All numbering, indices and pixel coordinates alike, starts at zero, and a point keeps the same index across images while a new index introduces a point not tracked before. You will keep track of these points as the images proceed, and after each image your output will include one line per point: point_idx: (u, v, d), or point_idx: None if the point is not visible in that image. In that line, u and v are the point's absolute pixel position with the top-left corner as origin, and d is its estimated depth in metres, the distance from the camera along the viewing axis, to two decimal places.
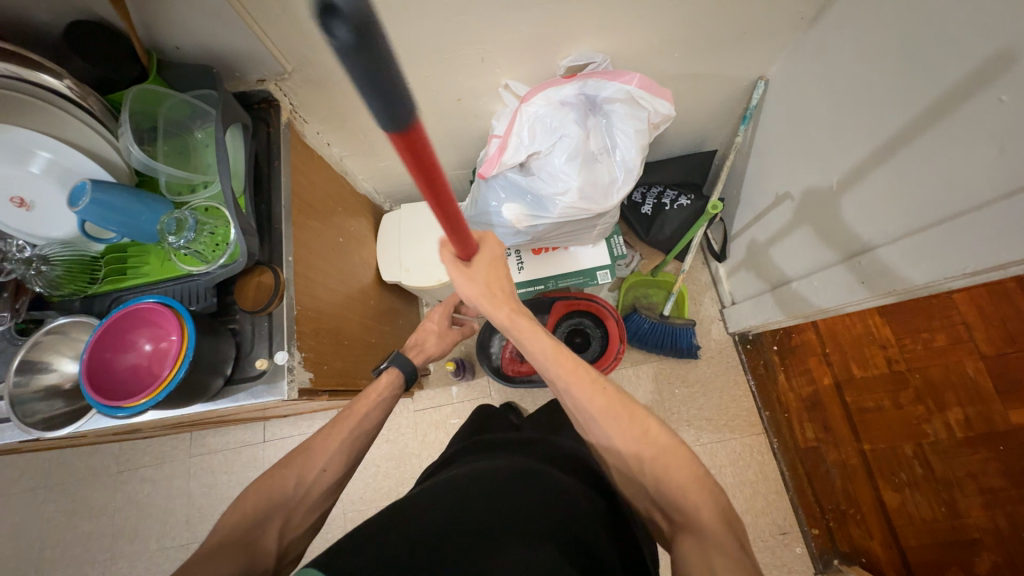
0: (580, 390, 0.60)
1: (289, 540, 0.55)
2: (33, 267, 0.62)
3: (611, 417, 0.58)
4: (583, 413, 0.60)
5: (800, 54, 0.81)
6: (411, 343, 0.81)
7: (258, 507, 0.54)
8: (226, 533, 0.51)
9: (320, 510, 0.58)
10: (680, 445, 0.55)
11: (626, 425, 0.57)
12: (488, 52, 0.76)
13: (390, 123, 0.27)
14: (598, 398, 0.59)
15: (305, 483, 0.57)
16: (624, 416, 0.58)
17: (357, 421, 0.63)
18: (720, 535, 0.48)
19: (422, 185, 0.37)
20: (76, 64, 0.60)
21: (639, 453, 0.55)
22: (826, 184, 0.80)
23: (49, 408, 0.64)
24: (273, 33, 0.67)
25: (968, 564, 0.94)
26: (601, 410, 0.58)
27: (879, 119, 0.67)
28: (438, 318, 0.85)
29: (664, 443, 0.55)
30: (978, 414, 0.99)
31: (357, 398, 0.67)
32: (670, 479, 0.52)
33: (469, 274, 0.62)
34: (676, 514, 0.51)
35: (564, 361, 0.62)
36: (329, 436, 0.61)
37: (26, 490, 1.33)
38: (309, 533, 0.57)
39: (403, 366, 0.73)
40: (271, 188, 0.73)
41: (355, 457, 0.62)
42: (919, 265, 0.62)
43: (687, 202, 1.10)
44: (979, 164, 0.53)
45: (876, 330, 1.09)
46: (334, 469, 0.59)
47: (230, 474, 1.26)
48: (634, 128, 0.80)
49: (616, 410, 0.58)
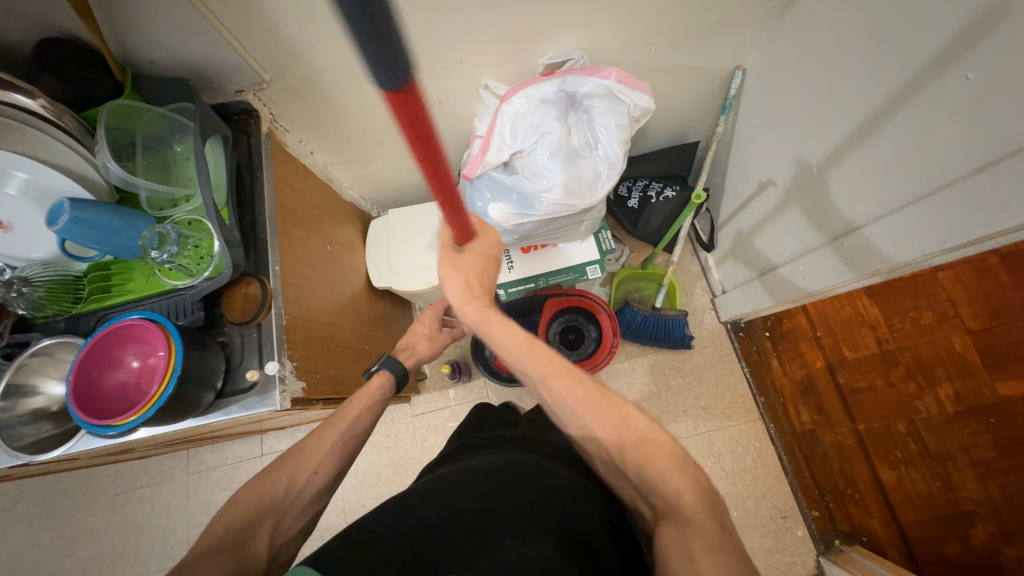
0: (554, 380, 0.59)
1: (279, 543, 0.54)
2: (14, 289, 0.61)
3: (589, 406, 0.57)
4: (563, 410, 0.59)
5: (774, 42, 0.82)
6: (402, 346, 0.80)
7: (249, 510, 0.53)
8: (218, 536, 0.50)
9: (311, 512, 0.58)
10: (661, 433, 0.56)
11: (606, 418, 0.56)
12: (467, 53, 0.77)
13: (390, 85, 0.28)
14: (576, 389, 0.58)
15: (295, 486, 0.56)
16: (604, 407, 0.57)
17: (348, 424, 0.63)
18: (696, 520, 0.48)
19: (413, 146, 0.37)
20: (50, 82, 0.60)
21: (621, 442, 0.55)
22: (806, 168, 0.81)
23: (36, 432, 0.64)
24: (248, 43, 0.67)
25: (965, 536, 0.95)
26: (581, 404, 0.57)
27: (853, 101, 0.68)
28: (429, 321, 0.84)
29: (647, 433, 0.55)
30: (968, 388, 1.01)
31: (348, 399, 0.66)
32: (648, 465, 0.52)
33: (456, 263, 0.64)
34: (655, 498, 0.52)
35: (541, 355, 0.60)
36: (322, 439, 0.61)
37: (21, 518, 1.30)
38: (300, 535, 0.57)
39: (393, 368, 0.72)
40: (253, 199, 0.73)
41: (347, 457, 0.62)
42: (901, 243, 0.63)
43: (672, 193, 1.11)
44: (951, 140, 0.54)
45: (864, 311, 1.10)
46: (326, 471, 0.59)
47: (228, 490, 1.25)
48: (615, 122, 0.80)
49: (597, 406, 0.57)
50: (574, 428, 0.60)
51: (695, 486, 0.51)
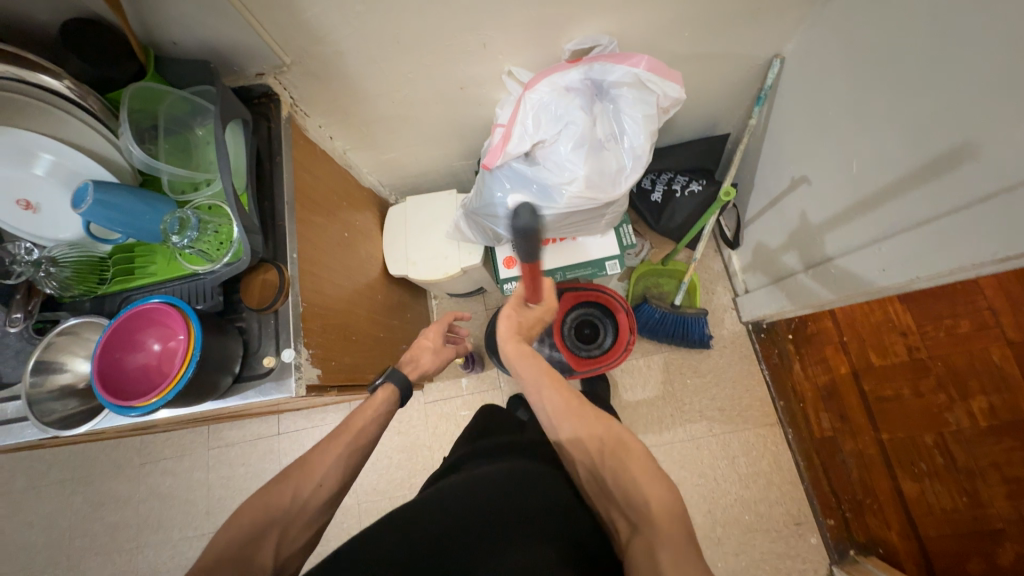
0: (548, 390, 0.64)
1: (285, 555, 0.55)
2: (42, 269, 0.63)
3: (576, 415, 0.60)
4: (552, 416, 0.62)
5: (818, 29, 0.77)
6: (404, 360, 0.79)
7: (255, 522, 0.54)
8: (223, 549, 0.52)
9: (314, 527, 0.58)
10: (640, 446, 0.55)
11: (590, 423, 0.59)
12: (490, 38, 0.74)
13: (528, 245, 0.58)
14: (569, 403, 0.62)
15: (301, 497, 0.57)
16: (590, 416, 0.59)
17: (354, 436, 0.63)
18: (668, 533, 0.48)
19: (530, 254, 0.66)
20: (75, 63, 0.60)
21: (601, 451, 0.56)
22: (845, 167, 0.77)
23: (64, 408, 0.66)
24: (270, 26, 0.66)
25: (990, 554, 0.92)
26: (571, 410, 0.61)
27: (902, 95, 0.63)
28: (434, 335, 0.83)
29: (627, 443, 0.56)
30: (1004, 402, 0.95)
31: (354, 412, 0.67)
32: (625, 470, 0.53)
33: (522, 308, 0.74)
34: (632, 511, 0.51)
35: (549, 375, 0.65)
36: (328, 450, 0.61)
37: (55, 482, 1.37)
38: (305, 550, 0.58)
39: (398, 381, 0.72)
40: (273, 185, 0.72)
41: (352, 470, 0.62)
42: (947, 249, 0.59)
43: (698, 188, 1.07)
44: (1010, 142, 0.50)
45: (896, 316, 1.06)
46: (330, 483, 0.59)
47: (247, 466, 1.29)
48: (643, 112, 0.76)
49: (581, 411, 0.60)
50: (562, 440, 0.61)
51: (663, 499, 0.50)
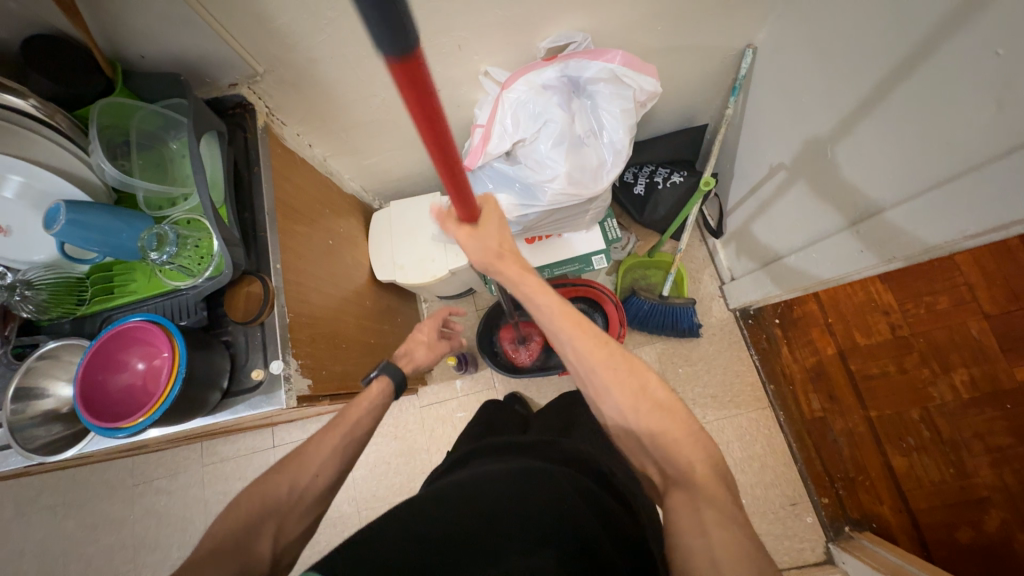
0: (574, 336, 0.60)
1: (284, 543, 0.55)
2: (17, 292, 0.62)
3: (609, 367, 0.58)
4: (582, 364, 0.60)
5: (787, 19, 0.78)
6: (399, 353, 0.79)
7: (254, 518, 0.53)
8: (219, 552, 0.50)
9: (313, 515, 0.57)
10: (672, 395, 0.58)
11: (623, 377, 0.58)
12: (465, 39, 0.74)
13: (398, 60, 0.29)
14: (599, 350, 0.59)
15: (298, 487, 0.57)
16: (624, 369, 0.58)
17: (349, 428, 0.63)
18: (684, 495, 0.50)
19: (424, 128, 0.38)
20: (37, 81, 0.58)
21: (636, 407, 0.56)
22: (820, 152, 0.79)
23: (48, 433, 0.64)
24: (242, 37, 0.65)
25: (978, 522, 0.95)
26: (599, 360, 0.58)
27: (870, 79, 0.65)
28: (428, 330, 0.84)
29: (665, 399, 0.57)
30: (983, 373, 1.00)
31: (348, 405, 0.66)
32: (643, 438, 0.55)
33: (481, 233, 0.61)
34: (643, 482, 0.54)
35: (572, 320, 0.60)
36: (324, 441, 0.61)
37: (46, 508, 1.34)
38: (304, 536, 0.57)
39: (393, 374, 0.72)
40: (252, 196, 0.72)
41: (349, 459, 0.62)
42: (922, 229, 0.60)
43: (679, 179, 1.09)
44: (976, 124, 0.52)
45: (878, 295, 1.09)
46: (327, 473, 0.59)
47: (242, 479, 1.27)
48: (620, 107, 0.77)
49: (612, 359, 0.58)
50: (601, 395, 0.59)
51: (665, 472, 0.54)
